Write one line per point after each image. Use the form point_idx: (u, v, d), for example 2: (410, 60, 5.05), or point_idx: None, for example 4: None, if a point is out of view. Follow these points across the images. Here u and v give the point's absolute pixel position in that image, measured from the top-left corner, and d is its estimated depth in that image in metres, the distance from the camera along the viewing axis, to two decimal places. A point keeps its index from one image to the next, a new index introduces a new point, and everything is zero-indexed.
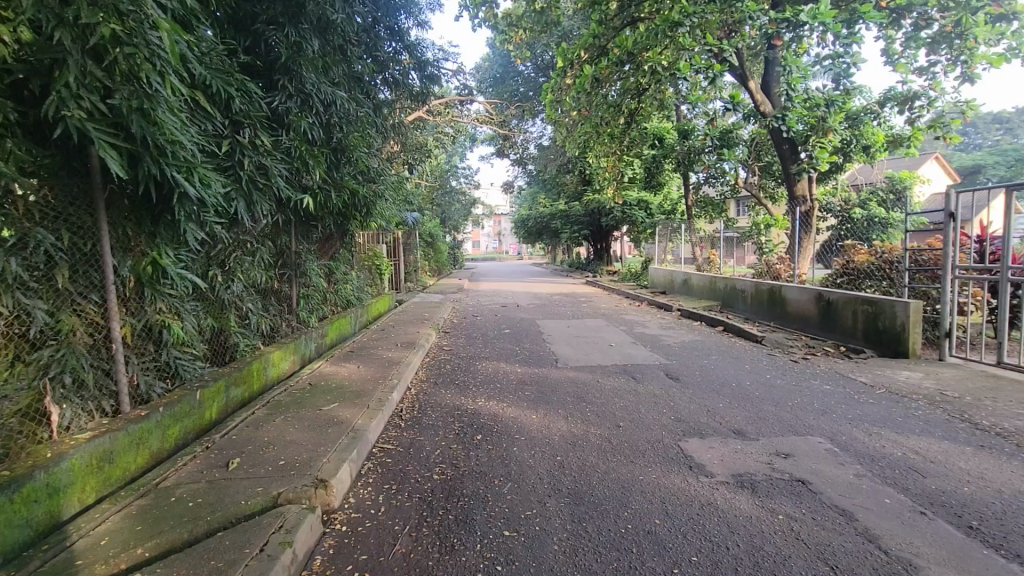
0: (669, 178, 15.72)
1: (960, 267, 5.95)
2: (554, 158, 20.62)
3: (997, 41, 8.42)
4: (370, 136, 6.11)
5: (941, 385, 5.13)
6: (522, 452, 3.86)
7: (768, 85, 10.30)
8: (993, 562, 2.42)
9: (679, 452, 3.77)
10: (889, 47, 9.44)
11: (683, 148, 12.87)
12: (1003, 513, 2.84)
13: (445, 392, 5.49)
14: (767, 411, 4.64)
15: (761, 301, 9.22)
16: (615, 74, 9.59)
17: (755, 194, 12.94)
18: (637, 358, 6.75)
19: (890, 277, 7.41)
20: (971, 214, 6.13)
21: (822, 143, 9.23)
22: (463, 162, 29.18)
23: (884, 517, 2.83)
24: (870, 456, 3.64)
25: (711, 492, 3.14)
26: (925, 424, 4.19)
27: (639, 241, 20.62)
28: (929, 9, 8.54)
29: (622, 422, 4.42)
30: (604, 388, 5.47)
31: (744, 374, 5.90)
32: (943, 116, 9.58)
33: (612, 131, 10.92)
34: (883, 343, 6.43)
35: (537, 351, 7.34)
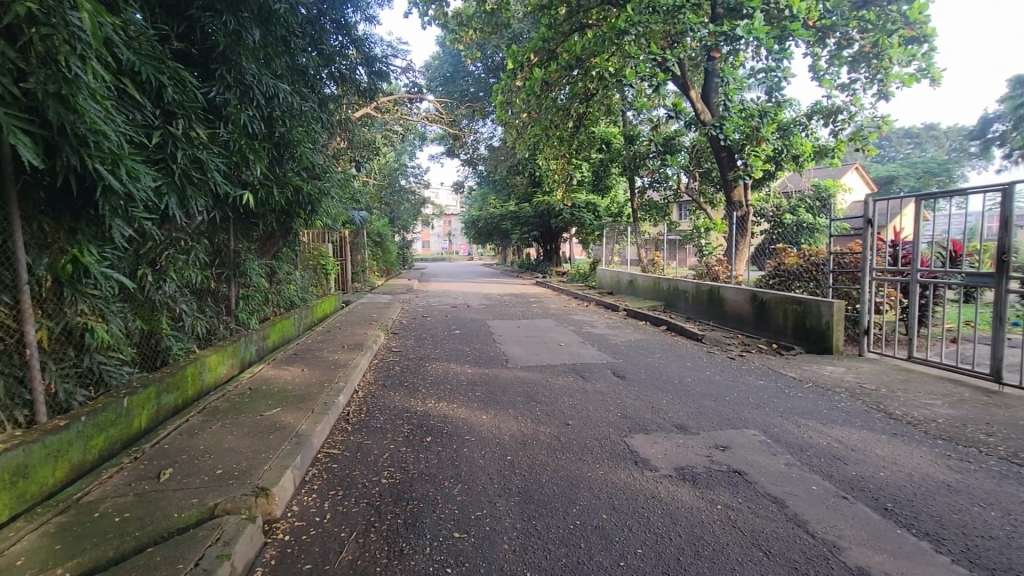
0: (616, 181, 16.15)
1: (877, 269, 6.46)
2: (505, 159, 20.72)
3: (910, 62, 9.19)
4: (315, 132, 5.92)
5: (861, 378, 5.55)
6: (473, 452, 3.85)
7: (707, 94, 10.75)
8: (906, 541, 2.64)
9: (625, 447, 3.90)
10: (815, 64, 10.11)
11: (630, 152, 13.31)
12: (913, 494, 3.11)
13: (393, 394, 5.39)
14: (707, 406, 4.86)
15: (701, 302, 9.64)
16: (563, 78, 9.78)
17: (696, 201, 13.19)
18: (585, 357, 6.91)
19: (816, 278, 7.95)
20: (886, 221, 6.67)
21: (756, 151, 9.89)
22: (412, 162, 28.80)
23: (812, 503, 3.03)
24: (798, 446, 3.89)
25: (655, 485, 3.26)
26: (847, 415, 4.53)
27: (587, 243, 21.07)
28: (851, 31, 9.22)
29: (571, 420, 4.51)
30: (554, 387, 5.56)
31: (685, 372, 6.15)
32: (862, 130, 10.37)
33: (561, 135, 11.11)
34: (810, 340, 6.87)
35: (488, 351, 7.35)
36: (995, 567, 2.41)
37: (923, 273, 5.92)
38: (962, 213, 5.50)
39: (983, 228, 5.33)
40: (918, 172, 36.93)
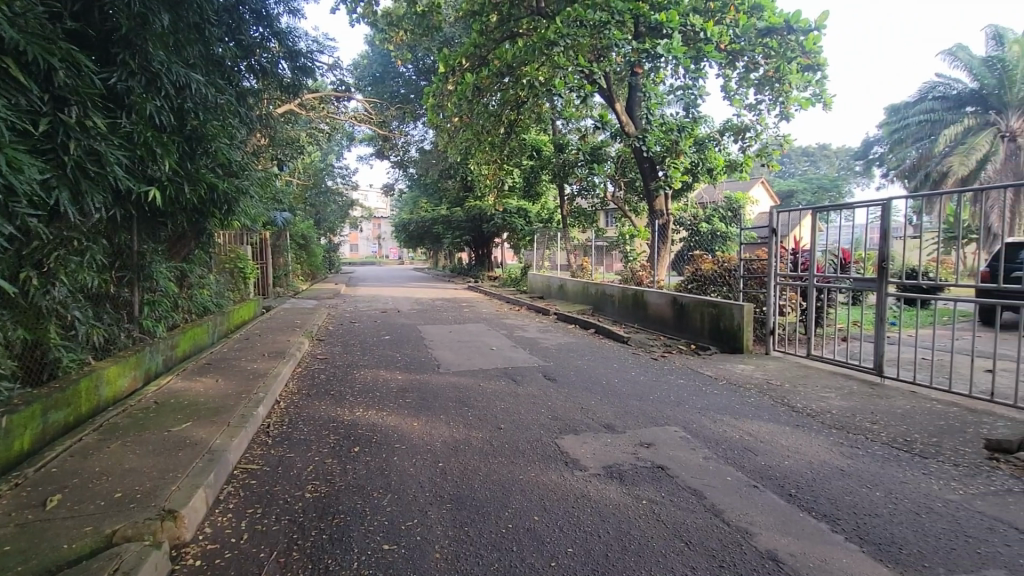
0: (546, 188, 16.50)
1: (780, 275, 7.04)
2: (436, 163, 20.57)
3: (806, 87, 10.14)
4: (233, 127, 5.56)
5: (767, 375, 6.03)
6: (404, 461, 3.76)
7: (630, 108, 11.27)
8: (807, 523, 2.89)
9: (556, 449, 3.97)
10: (727, 84, 10.90)
11: (559, 160, 13.61)
12: (813, 480, 3.42)
13: (318, 403, 5.16)
14: (632, 405, 5.07)
15: (626, 305, 10.05)
16: (495, 84, 9.88)
17: (621, 209, 13.74)
18: (517, 361, 6.97)
19: (728, 283, 8.57)
20: (787, 231, 7.29)
21: (675, 163, 10.51)
22: (339, 162, 27.83)
23: (726, 493, 3.25)
24: (714, 440, 4.15)
25: (584, 485, 3.35)
26: (756, 409, 4.91)
27: (517, 249, 21.31)
28: (756, 56, 10.05)
29: (503, 424, 4.53)
30: (486, 391, 5.56)
31: (612, 373, 6.37)
32: (767, 147, 11.29)
33: (493, 140, 11.20)
34: (723, 340, 7.36)
35: (419, 356, 7.23)
36: (880, 541, 2.70)
37: (819, 278, 6.54)
38: (850, 225, 6.15)
39: (867, 239, 5.97)
40: (813, 187, 40.94)
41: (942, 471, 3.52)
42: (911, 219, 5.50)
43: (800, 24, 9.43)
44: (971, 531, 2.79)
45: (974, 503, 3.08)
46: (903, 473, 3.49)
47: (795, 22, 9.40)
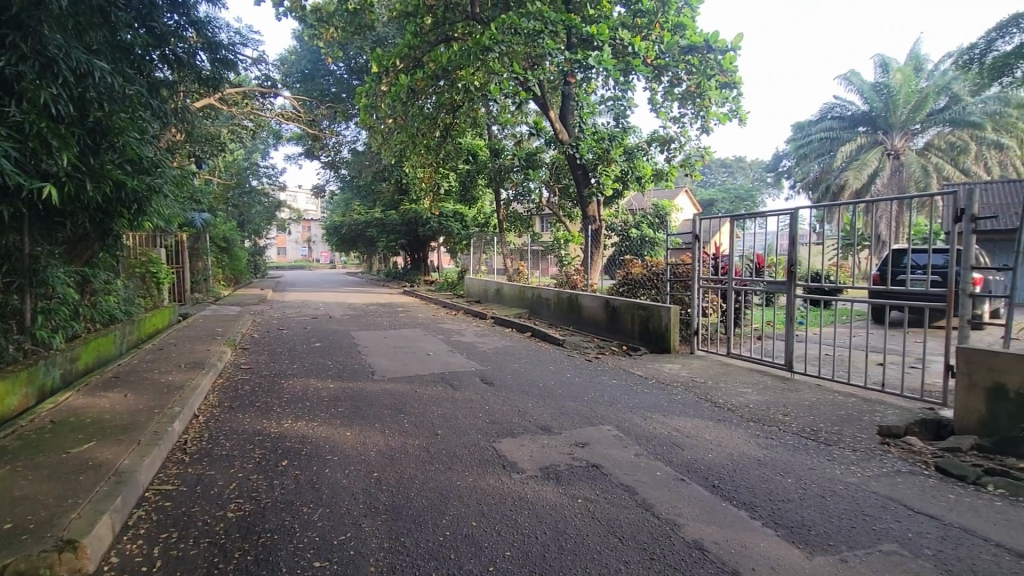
0: (483, 193, 16.55)
1: (703, 278, 7.48)
2: (370, 164, 20.11)
3: (724, 103, 10.84)
4: (144, 120, 5.13)
5: (692, 373, 6.38)
6: (336, 473, 3.62)
7: (564, 116, 11.60)
8: (729, 512, 3.08)
9: (494, 453, 3.98)
10: (653, 97, 11.43)
11: (495, 165, 13.76)
12: (733, 471, 3.66)
13: (243, 416, 4.86)
14: (568, 406, 5.18)
15: (561, 309, 10.25)
16: (430, 87, 9.84)
17: (555, 214, 14.00)
18: (454, 366, 6.93)
19: (656, 286, 9.00)
20: (709, 237, 7.79)
21: (607, 171, 10.90)
22: (265, 161, 26.51)
23: (656, 487, 3.40)
24: (645, 437, 4.32)
25: (522, 487, 3.39)
26: (683, 406, 5.18)
27: (453, 253, 21.21)
28: (679, 72, 10.63)
29: (440, 430, 4.49)
30: (422, 398, 5.47)
31: (548, 375, 6.47)
32: (690, 157, 11.97)
33: (428, 143, 11.09)
34: (653, 341, 7.69)
35: (352, 364, 7.00)
36: (792, 524, 2.93)
37: (736, 281, 7.02)
38: (763, 232, 6.67)
39: (778, 245, 6.49)
40: (731, 197, 44.01)
41: (843, 457, 3.88)
42: (815, 227, 5.93)
43: (718, 43, 10.07)
44: (868, 510, 3.09)
45: (870, 484, 3.42)
46: (811, 460, 3.82)
47: (714, 42, 10.04)
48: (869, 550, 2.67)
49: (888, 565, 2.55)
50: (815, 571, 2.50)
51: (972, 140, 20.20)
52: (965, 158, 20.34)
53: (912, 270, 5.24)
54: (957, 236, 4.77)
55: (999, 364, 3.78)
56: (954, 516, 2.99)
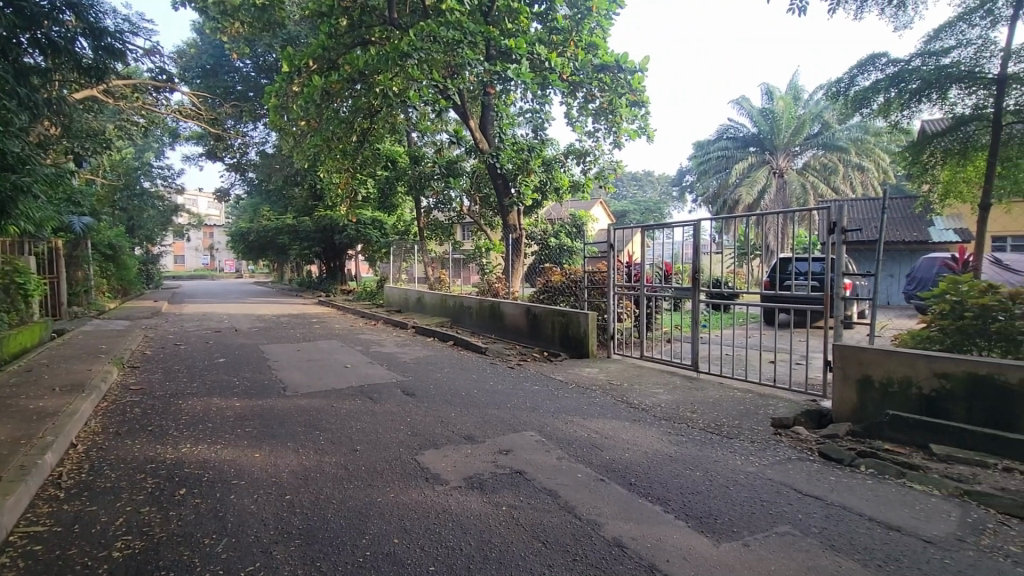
0: (403, 200, 16.26)
1: (618, 284, 7.85)
2: (280, 168, 19.04)
3: (634, 120, 11.50)
4: (8, 110, 4.53)
5: (609, 376, 6.66)
6: (243, 499, 3.35)
7: (484, 126, 11.74)
8: (646, 508, 3.24)
9: (416, 466, 3.89)
10: (569, 111, 11.87)
11: (415, 172, 13.50)
12: (647, 467, 3.85)
13: (133, 442, 4.37)
14: (490, 414, 5.19)
15: (484, 317, 10.25)
16: (346, 90, 9.55)
17: (477, 223, 14.04)
18: (373, 378, 6.70)
19: (574, 293, 9.33)
20: (623, 246, 8.19)
21: (527, 181, 11.16)
22: (159, 161, 24.27)
23: (577, 489, 3.49)
24: (566, 440, 4.44)
25: (445, 499, 3.34)
26: (601, 408, 5.38)
27: (372, 261, 20.57)
28: (593, 89, 11.13)
29: (359, 446, 4.31)
30: (339, 412, 5.23)
31: (470, 384, 6.44)
32: (603, 171, 12.52)
33: (344, 149, 10.73)
34: (572, 346, 7.93)
35: (261, 380, 6.55)
36: (701, 514, 3.14)
37: (647, 288, 7.44)
38: (670, 242, 7.13)
39: (683, 253, 6.97)
40: (641, 209, 46.66)
41: (743, 449, 4.22)
42: (714, 237, 6.54)
43: (628, 64, 10.67)
44: (765, 496, 3.38)
45: (766, 472, 3.74)
46: (716, 454, 4.11)
47: (623, 62, 10.60)
48: (767, 533, 2.92)
49: (783, 545, 2.80)
50: (721, 557, 2.69)
51: (839, 162, 23.01)
52: (835, 177, 22.89)
53: (796, 277, 5.83)
54: (831, 246, 5.36)
55: (867, 358, 4.31)
56: (835, 496, 3.35)
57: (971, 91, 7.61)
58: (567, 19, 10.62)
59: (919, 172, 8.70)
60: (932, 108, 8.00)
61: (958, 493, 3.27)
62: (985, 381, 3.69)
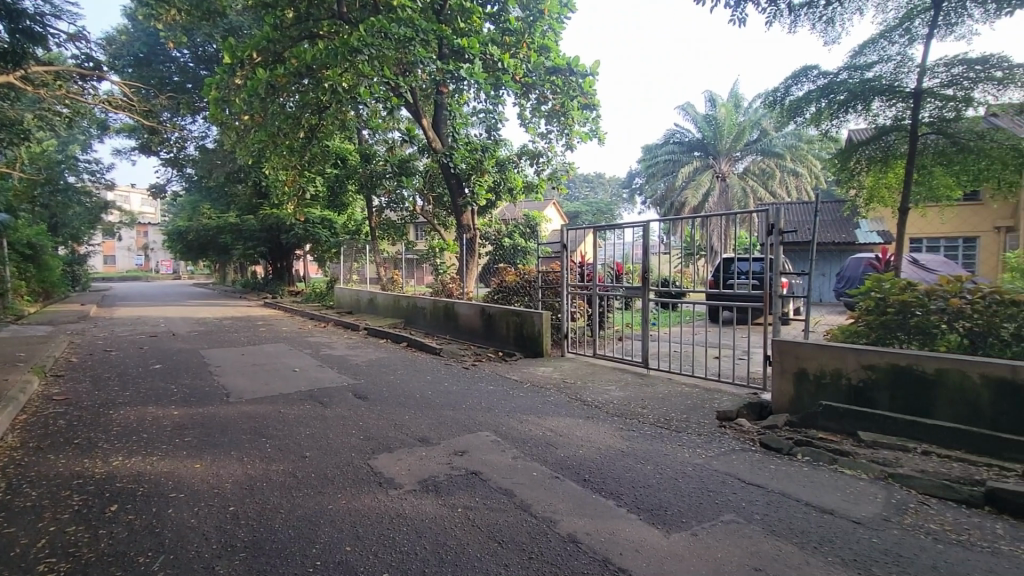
0: (353, 199, 15.89)
1: (570, 284, 7.97)
2: (221, 164, 18.14)
3: (585, 123, 11.72)
4: None
5: (563, 374, 6.76)
6: (182, 513, 3.17)
7: (437, 125, 11.66)
8: (599, 503, 3.30)
9: (368, 470, 3.81)
10: (522, 112, 11.96)
11: (366, 171, 13.23)
12: (601, 463, 3.94)
13: (57, 457, 4.05)
14: (445, 415, 5.15)
15: (438, 317, 10.16)
16: (292, 84, 9.22)
17: (430, 223, 13.89)
18: (323, 381, 6.51)
19: (528, 293, 9.41)
20: (575, 246, 8.33)
21: (480, 181, 11.19)
22: (86, 155, 22.64)
23: (532, 488, 3.52)
24: (521, 439, 4.47)
25: (400, 503, 3.29)
26: (556, 406, 5.46)
27: (322, 261, 19.99)
28: (545, 91, 11.26)
29: (308, 452, 4.18)
30: (287, 419, 5.04)
31: (424, 386, 6.36)
32: (556, 172, 12.66)
33: (291, 145, 10.36)
34: (526, 346, 7.99)
35: (201, 386, 6.22)
36: (652, 507, 3.24)
37: (599, 287, 7.60)
38: (621, 243, 7.32)
39: (633, 254, 7.17)
40: (593, 210, 47.62)
41: (690, 442, 4.38)
42: (662, 238, 6.78)
43: (579, 68, 10.87)
44: (711, 486, 3.53)
45: (712, 463, 3.91)
46: (665, 447, 4.25)
47: (575, 66, 10.80)
48: (713, 522, 3.04)
49: (728, 533, 2.92)
50: (672, 548, 2.78)
51: (776, 167, 24.42)
52: (773, 181, 24.19)
53: (737, 276, 6.11)
54: (770, 247, 5.65)
55: (802, 352, 4.58)
56: (775, 483, 3.54)
57: (891, 104, 8.19)
58: (519, 21, 10.68)
59: (847, 178, 9.21)
60: (857, 119, 8.57)
61: (884, 476, 3.53)
62: (905, 371, 3.99)
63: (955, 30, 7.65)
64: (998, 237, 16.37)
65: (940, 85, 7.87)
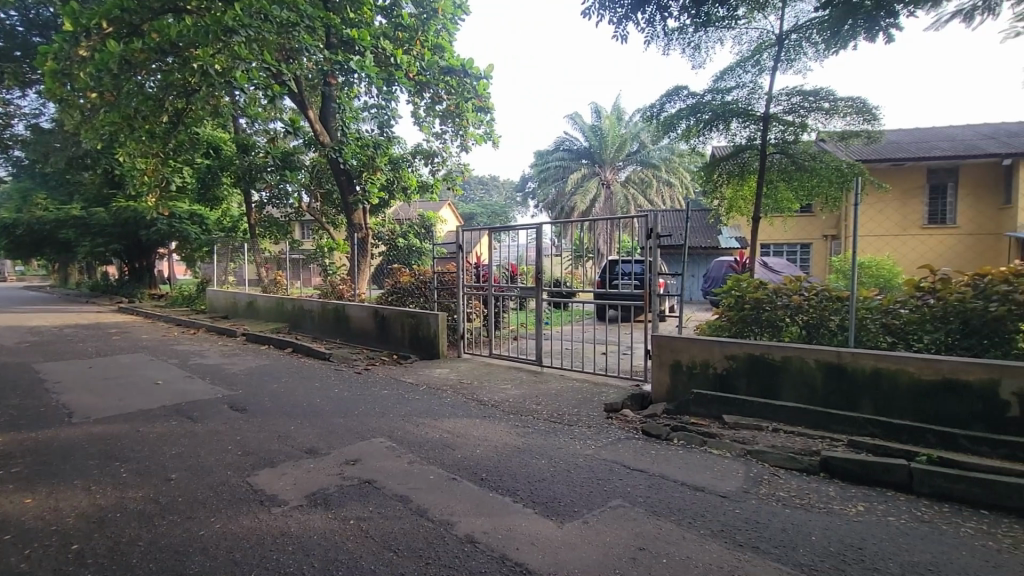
0: (228, 193, 14.53)
1: (466, 285, 8.00)
2: (61, 148, 15.38)
3: (480, 125, 11.81)
4: None
5: (459, 375, 6.76)
6: (7, 559, 2.67)
7: (325, 118, 11.16)
8: (497, 501, 3.35)
9: (248, 489, 3.50)
10: (416, 111, 11.75)
11: (243, 162, 12.17)
12: (497, 461, 4.00)
13: None
14: (336, 424, 4.89)
15: (326, 320, 9.62)
16: (153, 61, 8.17)
17: (317, 221, 13.09)
18: (193, 394, 5.87)
19: (424, 294, 9.28)
20: (471, 247, 8.38)
21: (372, 179, 10.87)
22: None
23: (429, 491, 3.48)
24: (417, 443, 4.39)
25: (285, 521, 3.07)
26: (452, 407, 5.45)
27: (191, 261, 18.01)
28: (439, 91, 11.12)
29: (175, 473, 3.74)
30: (147, 438, 4.46)
31: (312, 393, 5.98)
32: (451, 172, 12.62)
33: (151, 130, 9.21)
34: (422, 347, 7.87)
35: (34, 407, 5.28)
36: (546, 499, 3.36)
37: (495, 288, 7.71)
38: (516, 244, 7.53)
39: (527, 255, 7.42)
40: (488, 212, 48.19)
41: (581, 434, 4.61)
42: (554, 240, 7.06)
43: (473, 70, 10.97)
44: (599, 474, 3.75)
45: (600, 453, 4.15)
46: (558, 441, 4.43)
47: (469, 68, 10.88)
48: (602, 508, 3.24)
49: (616, 517, 3.12)
50: (564, 537, 2.90)
51: (653, 177, 26.48)
52: (649, 191, 26.39)
53: (622, 276, 6.53)
54: (648, 250, 6.12)
55: (676, 345, 5.04)
56: (655, 467, 3.85)
57: (746, 125, 9.31)
58: (412, 17, 10.46)
59: (711, 189, 10.25)
60: (719, 136, 9.62)
61: (743, 453, 3.99)
62: (758, 360, 4.56)
63: (794, 64, 8.84)
64: (825, 243, 19.22)
65: (783, 111, 9.09)
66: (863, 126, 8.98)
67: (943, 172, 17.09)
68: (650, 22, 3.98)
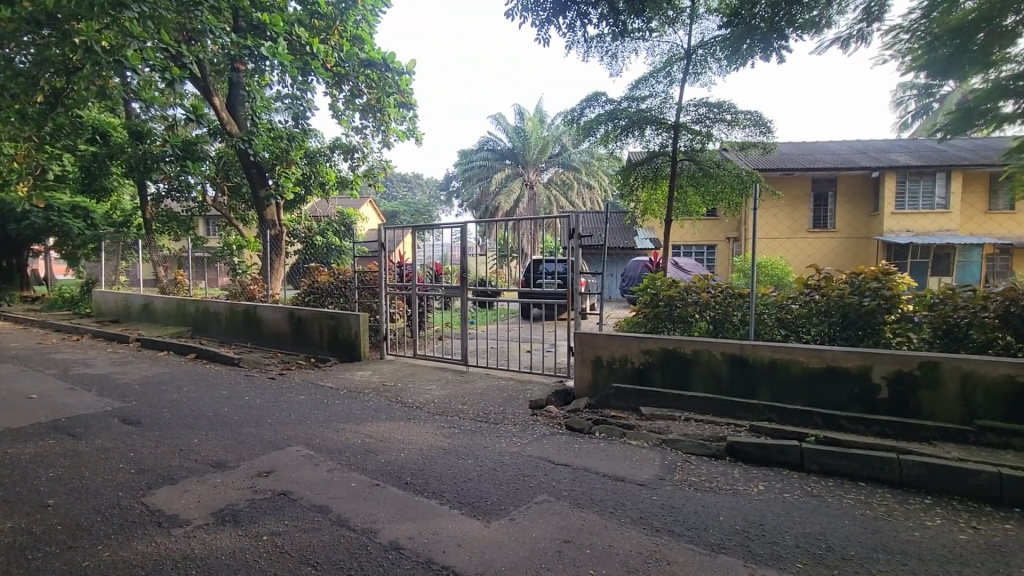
0: (118, 184, 13.14)
1: (389, 285, 7.77)
2: None
3: (402, 121, 11.50)
4: None
5: (382, 377, 6.58)
6: None
7: (233, 106, 10.48)
8: (424, 504, 3.30)
9: (143, 510, 3.19)
10: (334, 103, 11.28)
11: (135, 151, 10.77)
12: (423, 464, 3.93)
13: None
14: (246, 434, 4.57)
15: (235, 323, 8.97)
16: (22, 31, 7.20)
17: (225, 216, 12.24)
18: (76, 407, 5.25)
19: (344, 294, 8.94)
20: (394, 246, 8.16)
21: (285, 173, 10.27)
22: None
23: (350, 499, 3.35)
24: (337, 450, 4.21)
25: (187, 543, 2.82)
26: (375, 410, 5.28)
27: (74, 258, 16.09)
28: (359, 83, 10.73)
29: (53, 499, 3.32)
30: (18, 460, 3.92)
31: (219, 402, 5.54)
32: (372, 169, 12.21)
33: (21, 111, 8.05)
34: (342, 350, 7.57)
35: None
36: (472, 500, 3.36)
37: (418, 288, 7.56)
38: (439, 244, 7.43)
39: (451, 255, 7.32)
40: (411, 210, 47.30)
41: (506, 432, 4.65)
42: (479, 240, 7.05)
43: (395, 65, 10.63)
44: (525, 471, 3.81)
45: (525, 450, 4.21)
46: (484, 440, 4.44)
47: (391, 62, 10.54)
48: (528, 504, 3.28)
49: (541, 512, 3.19)
50: (491, 536, 2.91)
51: (574, 179, 27.17)
52: (570, 192, 26.81)
53: (546, 276, 6.65)
54: (571, 250, 6.25)
55: (596, 341, 5.22)
56: (579, 460, 3.97)
57: (659, 132, 9.83)
58: (329, 6, 10.01)
59: (627, 192, 10.70)
60: (635, 142, 10.08)
61: (659, 442, 4.22)
62: (671, 353, 4.83)
63: (701, 78, 9.46)
64: (729, 245, 20.81)
65: (692, 120, 9.70)
66: (760, 138, 9.72)
67: (826, 182, 19.06)
68: (571, 27, 4.07)
